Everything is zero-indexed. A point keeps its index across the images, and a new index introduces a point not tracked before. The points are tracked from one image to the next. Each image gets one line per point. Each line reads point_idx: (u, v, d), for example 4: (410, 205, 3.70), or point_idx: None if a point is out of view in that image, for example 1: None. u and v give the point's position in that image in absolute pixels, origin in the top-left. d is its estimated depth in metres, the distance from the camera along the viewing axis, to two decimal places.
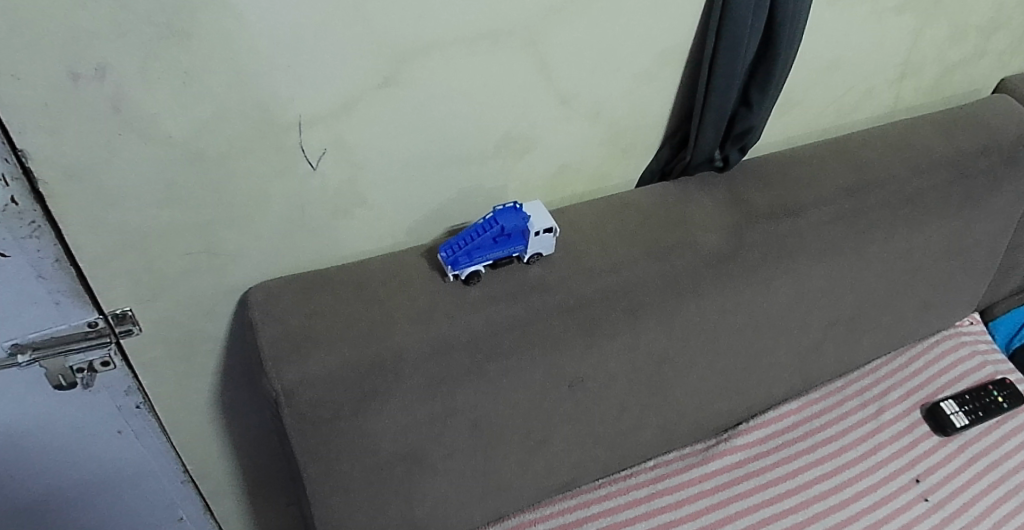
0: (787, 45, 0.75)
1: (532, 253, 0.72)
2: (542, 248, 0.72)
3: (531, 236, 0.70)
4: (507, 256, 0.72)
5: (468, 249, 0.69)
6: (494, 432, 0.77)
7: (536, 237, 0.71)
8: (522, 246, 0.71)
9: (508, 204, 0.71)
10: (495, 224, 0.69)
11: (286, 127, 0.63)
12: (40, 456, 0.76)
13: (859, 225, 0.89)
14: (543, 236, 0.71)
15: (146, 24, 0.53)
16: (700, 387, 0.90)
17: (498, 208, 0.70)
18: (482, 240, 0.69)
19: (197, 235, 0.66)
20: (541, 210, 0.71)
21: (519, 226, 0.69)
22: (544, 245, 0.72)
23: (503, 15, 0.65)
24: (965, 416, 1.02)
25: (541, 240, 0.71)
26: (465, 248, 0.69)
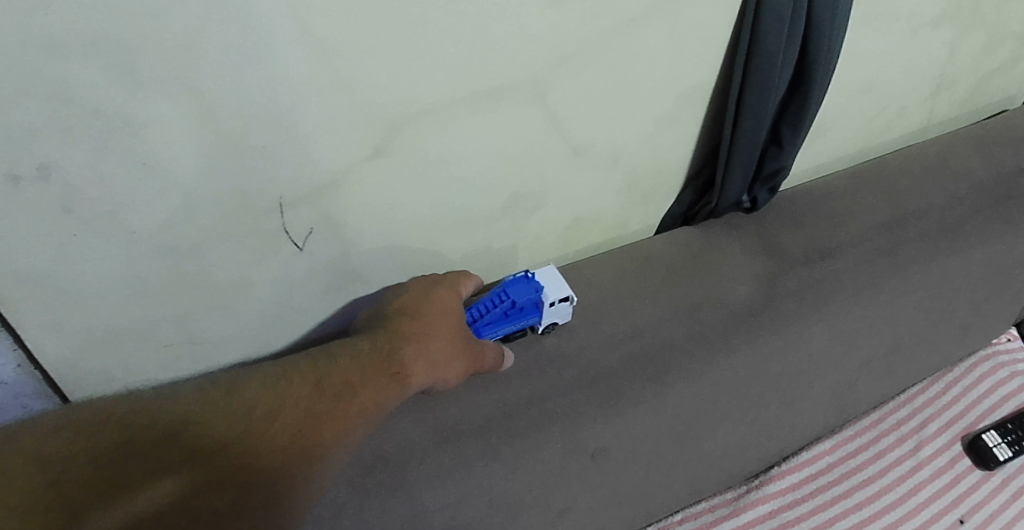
0: (820, 78, 0.67)
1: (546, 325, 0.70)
2: (559, 317, 0.69)
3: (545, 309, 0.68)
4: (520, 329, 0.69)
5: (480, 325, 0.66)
6: (512, 513, 0.70)
7: (551, 309, 0.68)
8: (536, 320, 0.69)
9: (519, 276, 0.69)
10: (507, 298, 0.67)
11: (266, 210, 0.56)
12: None
13: (897, 260, 0.82)
14: (558, 308, 0.68)
15: (95, 116, 0.46)
16: (731, 439, 0.84)
17: (510, 281, 0.68)
18: (494, 315, 0.67)
19: (175, 327, 0.60)
20: (555, 282, 0.68)
21: (533, 299, 0.67)
22: (560, 316, 0.70)
23: (509, 71, 0.57)
24: (1008, 448, 0.96)
25: (557, 309, 0.69)
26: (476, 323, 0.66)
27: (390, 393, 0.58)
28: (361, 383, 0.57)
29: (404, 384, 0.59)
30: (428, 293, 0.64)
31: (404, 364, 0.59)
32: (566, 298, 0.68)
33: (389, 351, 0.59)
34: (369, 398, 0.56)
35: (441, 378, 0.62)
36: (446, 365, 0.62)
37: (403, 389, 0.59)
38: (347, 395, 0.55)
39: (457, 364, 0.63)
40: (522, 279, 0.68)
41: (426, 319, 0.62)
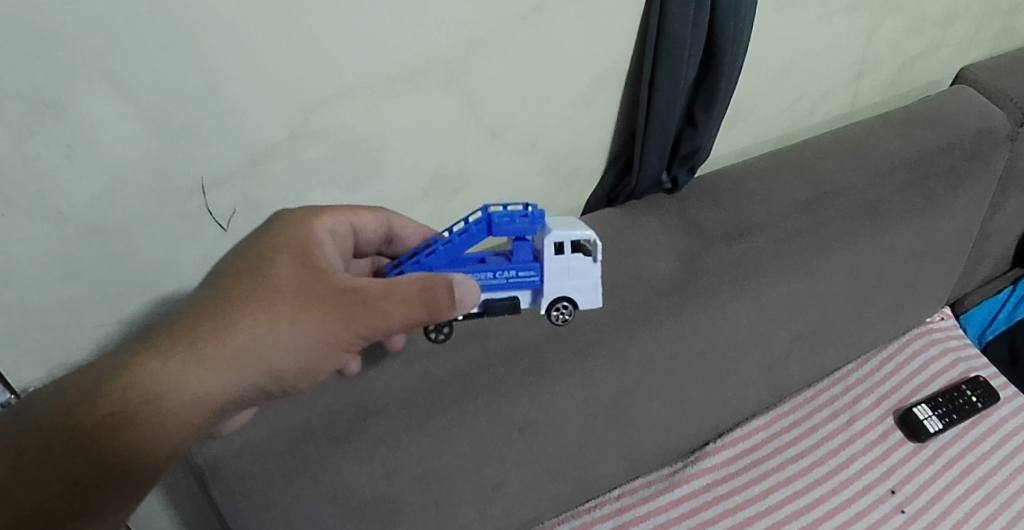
0: (729, 60, 0.71)
1: (558, 289, 0.56)
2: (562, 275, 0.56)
3: (550, 252, 0.55)
4: (513, 285, 0.55)
5: (449, 247, 0.53)
6: (444, 483, 0.74)
7: (557, 255, 0.55)
8: (535, 269, 0.55)
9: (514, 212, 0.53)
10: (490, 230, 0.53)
11: (189, 191, 0.59)
12: None
13: (817, 238, 0.86)
14: (570, 258, 0.56)
15: (16, 99, 0.49)
16: (664, 415, 0.88)
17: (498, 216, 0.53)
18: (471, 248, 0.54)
19: (107, 307, 0.62)
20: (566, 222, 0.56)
21: (526, 230, 0.54)
22: (575, 280, 0.57)
23: (420, 54, 0.61)
24: (938, 420, 1.00)
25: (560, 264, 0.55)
26: (443, 242, 0.54)
27: (211, 375, 0.49)
28: (179, 375, 0.48)
29: (238, 363, 0.50)
30: (276, 259, 0.52)
31: (230, 336, 0.50)
32: (579, 238, 0.55)
33: (216, 326, 0.50)
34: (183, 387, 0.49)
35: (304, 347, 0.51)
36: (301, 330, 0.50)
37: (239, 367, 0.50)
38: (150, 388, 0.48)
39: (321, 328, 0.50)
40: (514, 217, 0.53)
41: (277, 273, 0.52)
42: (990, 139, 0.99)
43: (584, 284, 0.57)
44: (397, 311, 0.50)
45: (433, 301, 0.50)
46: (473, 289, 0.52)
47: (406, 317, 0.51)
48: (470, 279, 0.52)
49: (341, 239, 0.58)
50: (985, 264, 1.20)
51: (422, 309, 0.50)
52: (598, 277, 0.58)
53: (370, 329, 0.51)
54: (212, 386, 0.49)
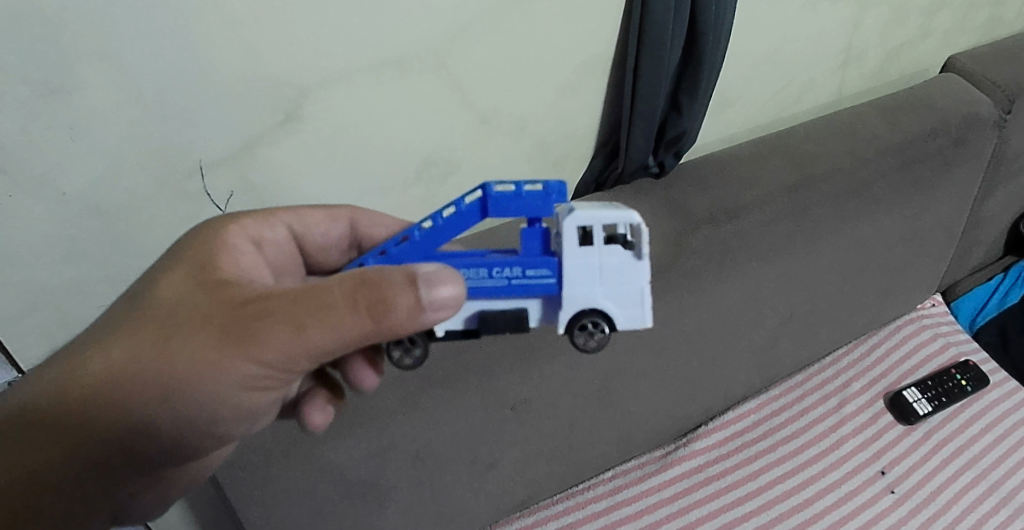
0: (710, 46, 0.73)
1: (586, 296, 0.46)
2: (590, 275, 0.45)
3: (570, 245, 0.44)
4: (517, 292, 0.45)
5: (430, 233, 0.45)
6: (438, 460, 0.77)
7: (583, 248, 0.45)
8: (550, 268, 0.45)
9: (516, 189, 0.44)
10: (485, 210, 0.44)
11: (188, 173, 0.61)
12: None
13: (803, 222, 0.88)
14: (600, 249, 0.45)
15: (23, 84, 0.51)
16: (654, 396, 0.90)
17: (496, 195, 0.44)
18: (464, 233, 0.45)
19: (111, 287, 0.65)
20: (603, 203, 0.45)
21: (537, 212, 0.44)
22: (606, 280, 0.45)
23: (410, 40, 0.63)
24: (928, 403, 1.01)
25: (583, 261, 0.45)
26: (424, 229, 0.45)
27: (118, 402, 0.47)
28: (92, 398, 0.46)
29: (144, 387, 0.46)
30: (184, 274, 0.48)
31: (132, 360, 0.46)
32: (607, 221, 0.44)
33: (123, 348, 0.47)
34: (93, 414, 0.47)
35: (218, 369, 0.46)
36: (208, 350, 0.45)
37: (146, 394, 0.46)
38: (61, 416, 0.47)
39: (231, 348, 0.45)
40: (514, 196, 0.44)
41: (190, 285, 0.48)
42: (977, 125, 1.00)
43: (623, 288, 0.46)
44: (321, 323, 0.43)
45: (372, 305, 0.42)
46: (454, 288, 0.43)
47: (334, 328, 0.43)
48: (451, 272, 0.44)
49: (277, 246, 0.55)
50: (976, 251, 1.21)
51: (357, 318, 0.43)
52: (646, 277, 0.46)
53: (291, 346, 0.44)
54: (122, 411, 0.47)
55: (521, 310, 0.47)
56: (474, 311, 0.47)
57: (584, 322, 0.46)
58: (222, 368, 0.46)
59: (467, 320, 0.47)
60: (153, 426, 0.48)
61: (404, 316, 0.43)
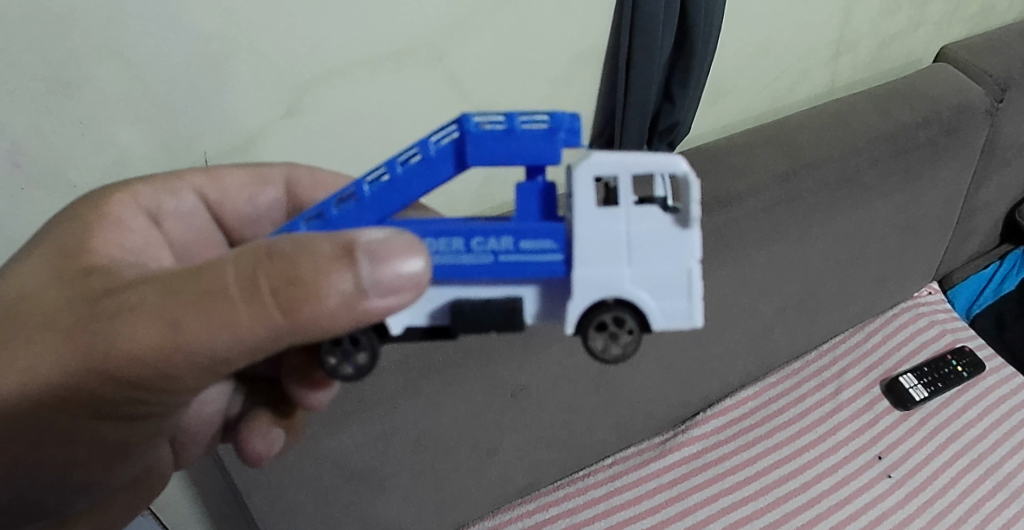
0: (701, 37, 0.75)
1: (608, 278, 0.39)
2: (613, 247, 0.39)
3: (587, 206, 0.38)
4: (501, 271, 0.39)
5: (388, 188, 0.39)
6: (439, 445, 0.79)
7: (602, 210, 0.38)
8: (553, 238, 0.38)
9: (493, 128, 0.38)
10: (457, 153, 0.39)
11: (192, 165, 0.63)
12: None
13: (796, 209, 0.90)
14: (626, 212, 0.38)
15: (35, 80, 0.53)
16: (651, 382, 0.92)
17: (468, 135, 0.38)
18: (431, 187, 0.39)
19: None
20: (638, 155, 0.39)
21: (536, 157, 0.39)
22: (632, 254, 0.39)
23: (407, 34, 0.65)
24: (924, 389, 1.03)
25: (604, 228, 0.38)
26: (379, 183, 0.40)
27: (12, 404, 0.43)
28: None
29: (32, 396, 0.42)
30: (63, 264, 0.45)
31: (21, 355, 0.42)
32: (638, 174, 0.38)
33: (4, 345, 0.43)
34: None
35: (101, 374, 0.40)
36: (91, 351, 0.40)
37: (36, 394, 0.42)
38: None
39: (104, 354, 0.40)
40: (491, 135, 0.38)
41: (90, 278, 0.43)
42: (969, 113, 1.02)
43: (658, 268, 0.39)
44: (217, 317, 0.37)
45: (279, 291, 0.36)
46: (399, 252, 0.36)
47: (232, 324, 0.37)
48: (410, 237, 0.37)
49: (187, 216, 0.56)
50: (972, 240, 1.22)
51: (257, 309, 0.37)
52: (690, 254, 0.39)
53: (181, 348, 0.39)
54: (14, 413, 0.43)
55: (514, 296, 0.40)
56: (451, 297, 0.41)
57: (603, 312, 0.40)
58: (104, 373, 0.40)
59: (441, 310, 0.42)
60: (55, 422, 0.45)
61: (325, 304, 0.37)
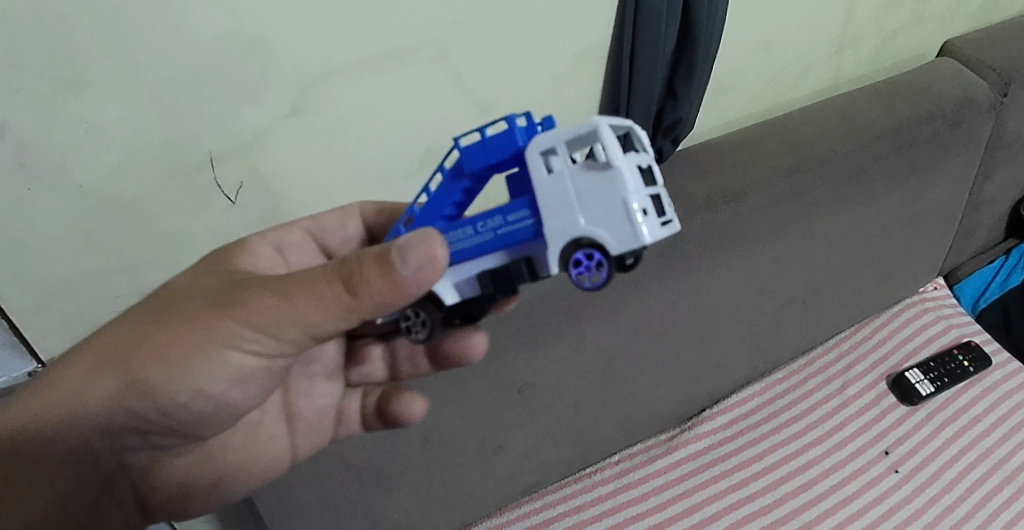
0: (705, 32, 0.75)
1: (564, 228, 0.41)
2: (562, 203, 0.41)
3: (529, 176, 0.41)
4: (516, 240, 0.43)
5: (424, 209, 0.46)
6: (447, 443, 0.79)
7: (543, 176, 0.41)
8: (525, 208, 0.42)
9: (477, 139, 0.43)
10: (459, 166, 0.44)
11: (198, 164, 0.62)
12: None
13: (801, 204, 0.90)
14: (562, 171, 0.41)
15: (41, 79, 0.53)
16: (656, 378, 0.92)
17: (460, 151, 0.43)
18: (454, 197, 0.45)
19: (125, 279, 0.65)
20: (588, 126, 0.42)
21: (508, 149, 0.42)
22: (578, 205, 0.40)
23: (410, 31, 0.66)
24: (930, 384, 1.01)
25: (549, 188, 0.41)
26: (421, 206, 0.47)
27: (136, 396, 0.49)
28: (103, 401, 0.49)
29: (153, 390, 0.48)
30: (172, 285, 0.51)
31: (137, 340, 0.48)
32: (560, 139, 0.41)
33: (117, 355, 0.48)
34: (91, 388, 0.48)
35: (210, 346, 0.47)
36: (209, 328, 0.46)
37: (136, 372, 0.48)
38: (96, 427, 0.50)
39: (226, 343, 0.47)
40: (476, 146, 0.42)
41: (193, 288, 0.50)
42: (973, 107, 1.01)
43: (601, 209, 0.40)
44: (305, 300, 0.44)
45: (348, 279, 0.43)
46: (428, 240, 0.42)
47: (321, 300, 0.44)
48: (428, 231, 0.43)
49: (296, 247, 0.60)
50: (977, 235, 1.22)
51: (330, 294, 0.43)
52: (626, 187, 0.39)
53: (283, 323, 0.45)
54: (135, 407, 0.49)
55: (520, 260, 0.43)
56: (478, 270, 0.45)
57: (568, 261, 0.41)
58: (212, 345, 0.47)
59: (472, 284, 0.46)
60: (147, 407, 0.49)
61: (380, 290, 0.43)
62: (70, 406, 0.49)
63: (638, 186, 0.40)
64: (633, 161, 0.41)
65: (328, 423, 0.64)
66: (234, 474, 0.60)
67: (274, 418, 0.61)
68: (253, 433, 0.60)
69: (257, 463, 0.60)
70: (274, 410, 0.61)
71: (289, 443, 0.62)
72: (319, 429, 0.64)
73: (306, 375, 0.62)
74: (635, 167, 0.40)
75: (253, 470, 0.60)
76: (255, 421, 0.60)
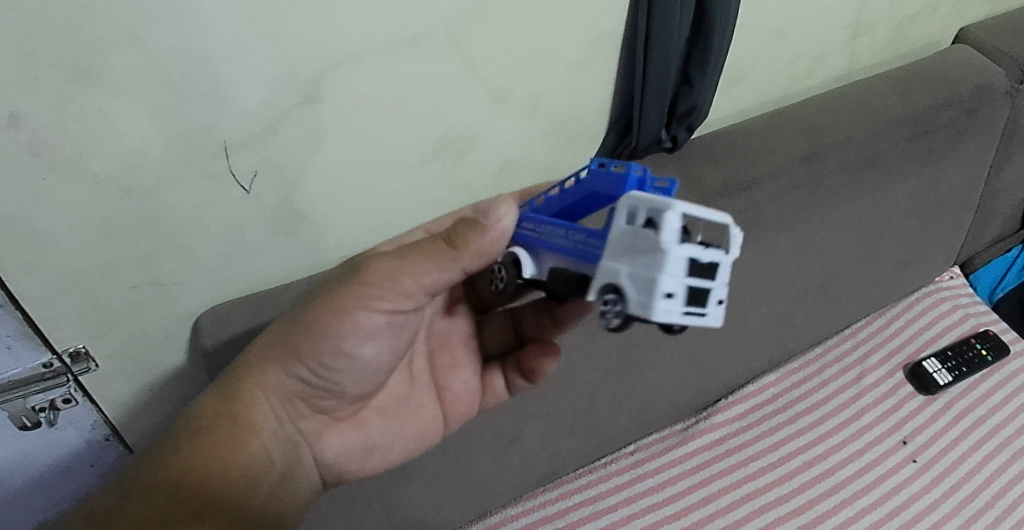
0: (720, 18, 0.74)
1: (610, 269, 0.40)
2: (614, 254, 0.40)
3: (614, 220, 0.41)
4: (590, 255, 0.44)
5: (551, 199, 0.50)
6: (462, 433, 0.79)
7: (621, 225, 0.41)
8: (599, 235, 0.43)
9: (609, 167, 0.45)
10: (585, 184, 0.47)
11: (213, 153, 0.62)
12: (28, 498, 0.75)
13: (817, 192, 0.89)
14: (632, 226, 0.40)
15: (54, 69, 0.52)
16: (671, 367, 0.92)
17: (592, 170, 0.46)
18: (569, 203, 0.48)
19: (139, 268, 0.65)
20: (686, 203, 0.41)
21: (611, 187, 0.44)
22: (628, 259, 0.40)
23: (423, 19, 0.65)
24: (948, 373, 1.01)
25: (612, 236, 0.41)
26: (552, 195, 0.50)
27: (284, 376, 0.55)
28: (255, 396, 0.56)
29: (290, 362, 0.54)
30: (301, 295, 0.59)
31: (276, 336, 0.55)
32: (647, 198, 0.40)
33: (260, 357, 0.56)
34: (256, 381, 0.56)
35: (346, 313, 0.51)
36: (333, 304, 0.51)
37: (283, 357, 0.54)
38: (258, 414, 0.56)
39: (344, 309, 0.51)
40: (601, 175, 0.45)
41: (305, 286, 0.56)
42: (990, 94, 1.00)
43: (640, 272, 0.39)
44: (417, 263, 0.48)
45: (447, 239, 0.48)
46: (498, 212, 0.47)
47: (433, 262, 0.48)
48: (501, 199, 0.48)
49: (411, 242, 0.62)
50: (994, 223, 1.21)
51: (435, 257, 0.48)
52: (660, 269, 0.38)
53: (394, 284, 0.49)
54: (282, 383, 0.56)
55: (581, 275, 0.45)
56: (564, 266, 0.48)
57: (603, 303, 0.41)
58: (345, 313, 0.51)
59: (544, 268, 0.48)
60: (298, 379, 0.55)
61: (475, 243, 0.47)
62: (241, 397, 0.56)
63: (677, 272, 0.38)
64: (689, 251, 0.38)
65: (474, 395, 0.65)
66: (393, 445, 0.62)
67: (421, 389, 0.63)
68: (403, 402, 0.62)
69: (409, 432, 0.62)
70: (419, 382, 0.63)
71: (438, 413, 0.64)
72: (468, 400, 0.65)
73: (444, 349, 0.63)
74: (687, 254, 0.38)
75: (409, 437, 0.63)
76: (401, 391, 0.62)
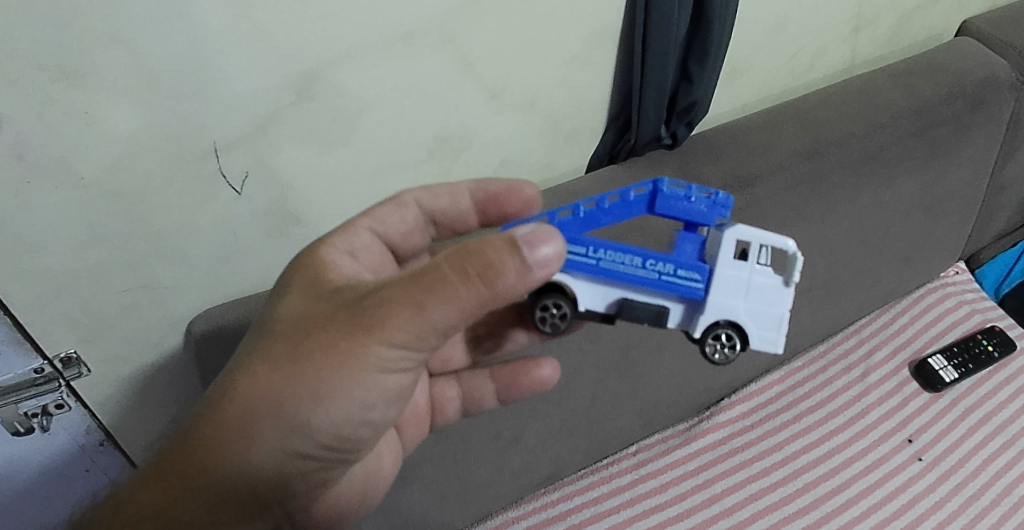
0: (719, 12, 0.73)
1: (728, 307, 0.47)
2: (731, 291, 0.47)
3: (728, 258, 0.47)
4: (682, 288, 0.47)
5: (593, 212, 0.47)
6: (460, 436, 0.78)
7: (736, 262, 0.47)
8: (700, 273, 0.47)
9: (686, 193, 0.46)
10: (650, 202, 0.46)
11: (203, 154, 0.61)
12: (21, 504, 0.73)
13: (819, 188, 0.88)
14: (747, 265, 0.47)
15: (37, 70, 0.51)
16: (673, 367, 0.91)
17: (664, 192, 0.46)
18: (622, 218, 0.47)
19: (130, 272, 0.64)
20: None
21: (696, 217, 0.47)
22: (748, 296, 0.48)
23: (414, 15, 0.63)
24: (954, 370, 0.99)
25: (727, 276, 0.47)
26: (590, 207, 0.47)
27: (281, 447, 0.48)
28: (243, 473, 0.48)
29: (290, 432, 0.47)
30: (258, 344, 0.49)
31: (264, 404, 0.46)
32: (765, 241, 0.47)
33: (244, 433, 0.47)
34: (242, 459, 0.47)
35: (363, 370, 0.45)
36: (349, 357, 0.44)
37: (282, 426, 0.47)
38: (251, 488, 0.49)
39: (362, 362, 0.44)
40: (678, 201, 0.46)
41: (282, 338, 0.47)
42: (996, 86, 0.98)
43: (764, 309, 0.48)
44: (443, 302, 0.42)
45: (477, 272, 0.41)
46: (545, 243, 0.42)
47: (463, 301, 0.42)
48: (547, 225, 0.43)
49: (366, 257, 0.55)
50: (999, 217, 1.19)
51: (465, 295, 0.41)
52: (781, 306, 0.49)
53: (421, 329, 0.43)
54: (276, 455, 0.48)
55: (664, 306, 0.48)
56: (616, 292, 0.48)
57: (717, 333, 0.48)
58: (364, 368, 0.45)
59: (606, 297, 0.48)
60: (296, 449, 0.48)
61: (513, 280, 0.41)
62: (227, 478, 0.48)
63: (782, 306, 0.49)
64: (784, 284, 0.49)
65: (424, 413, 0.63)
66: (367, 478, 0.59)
67: None
68: None
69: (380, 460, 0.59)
70: None
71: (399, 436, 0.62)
72: (417, 422, 0.63)
73: None
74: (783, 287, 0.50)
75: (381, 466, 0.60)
76: None
